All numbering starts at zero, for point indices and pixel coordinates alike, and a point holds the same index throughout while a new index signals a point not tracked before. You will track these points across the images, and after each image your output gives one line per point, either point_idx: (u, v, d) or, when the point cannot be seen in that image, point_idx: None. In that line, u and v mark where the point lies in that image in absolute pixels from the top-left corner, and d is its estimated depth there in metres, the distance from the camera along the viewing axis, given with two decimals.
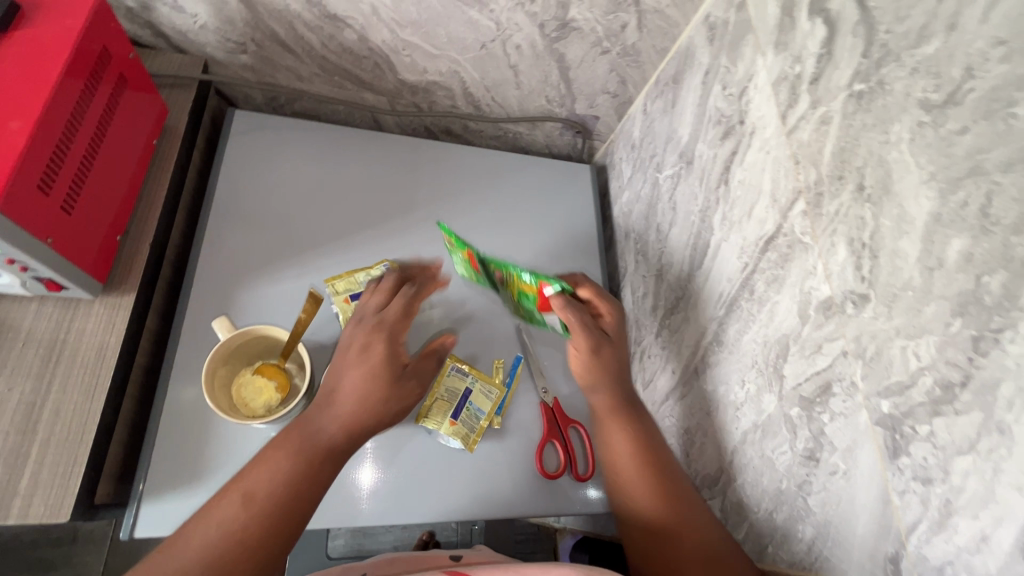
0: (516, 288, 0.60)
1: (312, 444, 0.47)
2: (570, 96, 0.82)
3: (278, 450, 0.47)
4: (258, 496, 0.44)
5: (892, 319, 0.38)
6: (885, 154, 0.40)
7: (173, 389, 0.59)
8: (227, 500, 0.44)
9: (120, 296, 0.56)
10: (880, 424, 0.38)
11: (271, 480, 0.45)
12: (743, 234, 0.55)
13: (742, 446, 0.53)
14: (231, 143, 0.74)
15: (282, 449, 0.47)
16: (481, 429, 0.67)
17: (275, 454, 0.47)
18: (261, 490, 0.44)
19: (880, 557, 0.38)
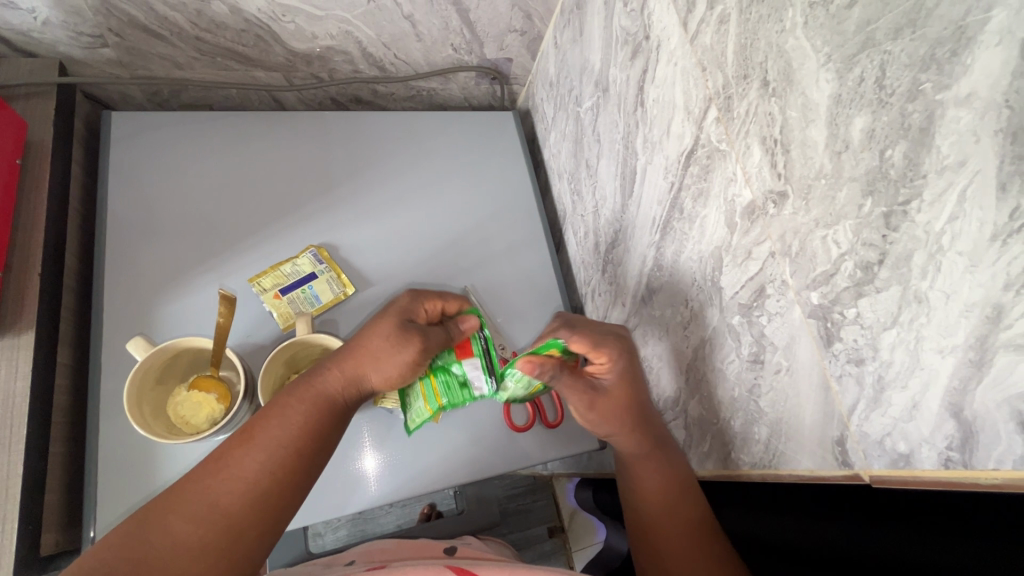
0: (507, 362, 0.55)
1: (297, 448, 0.46)
2: (477, 41, 0.77)
3: (258, 450, 0.45)
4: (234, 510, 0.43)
5: (811, 212, 0.38)
6: (783, 43, 0.38)
7: (106, 422, 0.55)
8: (197, 502, 0.42)
9: (17, 337, 0.51)
10: (813, 316, 0.39)
11: (247, 488, 0.44)
12: (665, 154, 0.54)
13: (695, 363, 0.53)
14: (115, 149, 0.67)
15: (265, 449, 0.45)
16: None
17: (257, 456, 0.45)
18: (234, 499, 0.43)
19: (828, 442, 0.39)
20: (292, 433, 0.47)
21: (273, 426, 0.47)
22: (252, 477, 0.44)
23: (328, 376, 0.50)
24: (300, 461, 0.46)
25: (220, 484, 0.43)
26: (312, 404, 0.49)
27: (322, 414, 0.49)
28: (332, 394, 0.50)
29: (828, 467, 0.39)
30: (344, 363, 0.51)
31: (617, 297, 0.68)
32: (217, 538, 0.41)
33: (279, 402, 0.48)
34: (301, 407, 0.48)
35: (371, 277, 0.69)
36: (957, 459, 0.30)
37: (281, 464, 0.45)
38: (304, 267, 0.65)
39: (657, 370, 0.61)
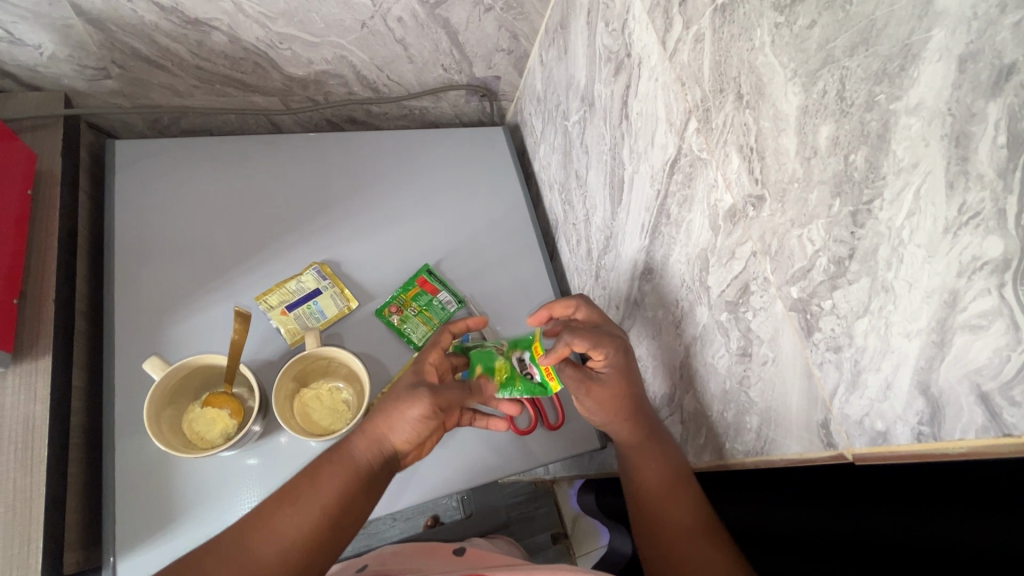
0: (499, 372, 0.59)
1: (328, 516, 0.48)
2: (466, 61, 0.80)
3: (293, 506, 0.48)
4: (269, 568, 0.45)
5: (786, 213, 0.41)
6: (754, 60, 0.42)
7: (121, 441, 0.57)
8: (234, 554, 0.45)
9: (35, 361, 0.52)
10: (794, 309, 0.42)
11: (280, 548, 0.46)
12: (650, 163, 0.57)
13: (689, 359, 0.56)
14: (120, 177, 0.69)
15: (301, 509, 0.48)
16: None
17: (294, 513, 0.47)
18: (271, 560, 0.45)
19: (814, 426, 0.41)
20: (329, 493, 0.49)
21: (308, 485, 0.49)
22: (290, 538, 0.46)
23: (355, 442, 0.52)
24: (332, 523, 0.48)
25: (255, 535, 0.46)
26: (347, 473, 0.50)
27: (352, 482, 0.50)
28: (364, 459, 0.52)
29: (815, 449, 0.42)
30: (369, 429, 0.53)
31: (611, 300, 0.71)
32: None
33: (318, 468, 0.51)
34: (337, 474, 0.50)
35: (373, 291, 0.71)
36: (927, 432, 0.33)
37: (317, 523, 0.47)
38: (309, 283, 0.67)
39: (652, 368, 0.64)
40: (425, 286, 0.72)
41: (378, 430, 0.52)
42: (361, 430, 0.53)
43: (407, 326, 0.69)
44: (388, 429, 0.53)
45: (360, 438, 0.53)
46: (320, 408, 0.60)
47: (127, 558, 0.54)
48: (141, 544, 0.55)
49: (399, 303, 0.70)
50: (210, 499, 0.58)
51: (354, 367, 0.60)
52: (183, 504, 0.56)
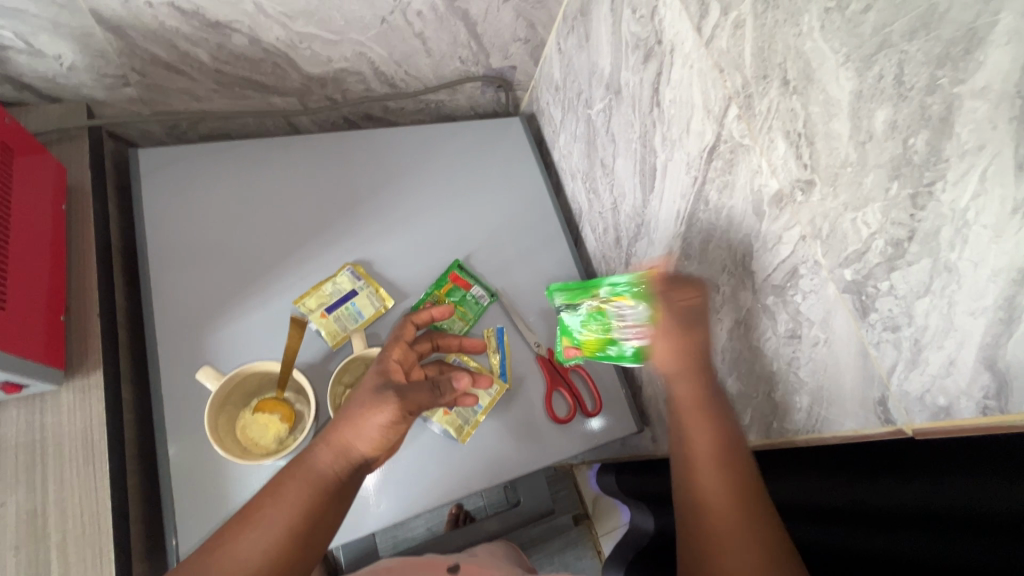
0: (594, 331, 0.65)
1: (289, 539, 0.47)
2: (483, 52, 0.80)
3: (256, 528, 0.47)
4: None
5: (838, 196, 0.42)
6: (801, 46, 0.42)
7: (175, 450, 0.58)
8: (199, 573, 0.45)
9: (87, 377, 0.52)
10: (847, 291, 0.42)
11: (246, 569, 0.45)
12: (686, 151, 0.57)
13: (731, 342, 0.57)
14: (146, 186, 0.69)
15: (264, 530, 0.47)
16: (476, 421, 0.68)
17: (256, 535, 0.47)
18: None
19: (871, 403, 0.43)
20: (294, 511, 0.48)
21: (271, 503, 0.48)
22: (254, 560, 0.46)
23: (318, 454, 0.51)
24: (300, 540, 0.48)
25: (220, 559, 0.45)
26: (311, 487, 0.50)
27: (316, 498, 0.49)
28: (327, 469, 0.51)
29: (872, 425, 0.43)
30: (334, 440, 0.51)
31: None
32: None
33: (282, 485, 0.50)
34: (302, 488, 0.49)
35: (406, 289, 0.72)
36: (994, 406, 0.34)
37: (283, 542, 0.47)
38: (344, 285, 0.67)
39: None
40: (457, 282, 0.72)
41: (343, 441, 0.51)
42: (325, 442, 0.51)
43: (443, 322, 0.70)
44: (352, 440, 0.52)
45: (323, 450, 0.51)
46: None
47: None
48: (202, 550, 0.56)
49: (433, 300, 0.71)
50: None
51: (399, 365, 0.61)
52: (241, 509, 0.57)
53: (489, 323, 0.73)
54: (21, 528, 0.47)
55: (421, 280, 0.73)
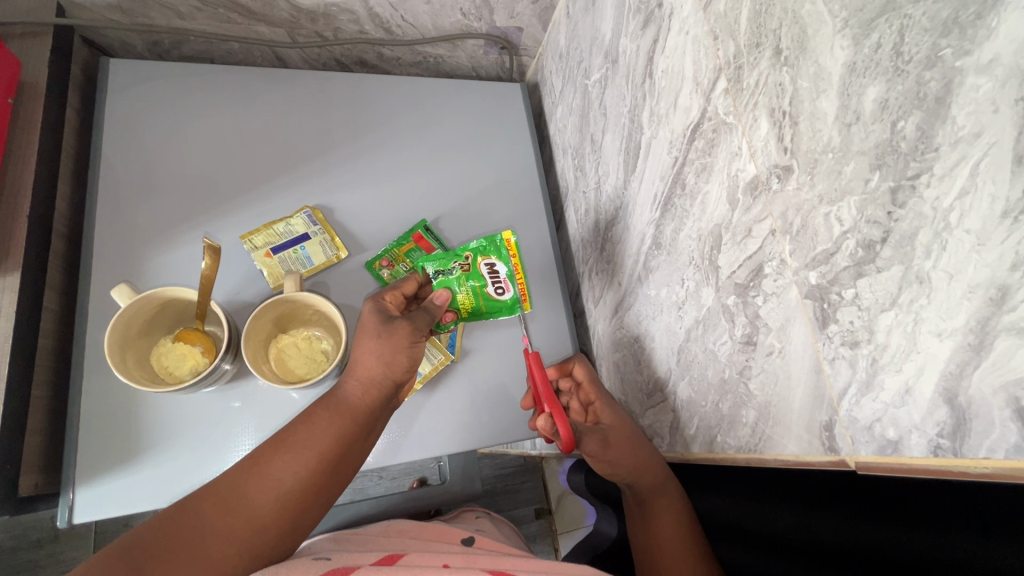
0: (468, 280, 0.63)
1: (326, 463, 0.49)
2: (487, 7, 0.75)
3: (289, 454, 0.48)
4: (264, 515, 0.45)
5: (815, 187, 0.36)
6: (799, 9, 0.37)
7: (91, 370, 0.56)
8: (235, 498, 0.45)
9: (3, 278, 0.50)
10: (809, 296, 0.37)
11: (285, 492, 0.47)
12: (670, 127, 0.52)
13: (687, 343, 0.52)
14: (112, 97, 0.66)
15: (298, 455, 0.48)
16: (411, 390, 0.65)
17: (290, 460, 0.48)
18: (275, 504, 0.46)
19: (816, 427, 0.38)
20: (325, 440, 0.49)
21: (305, 433, 0.49)
22: (287, 483, 0.47)
23: (348, 386, 0.52)
24: (329, 469, 0.49)
25: (250, 478, 0.46)
26: (343, 417, 0.51)
27: (348, 423, 0.51)
28: (359, 400, 0.52)
29: (815, 452, 0.38)
30: (359, 371, 0.53)
31: (614, 277, 0.66)
32: (246, 534, 0.44)
33: (314, 414, 0.50)
34: (330, 417, 0.50)
35: (365, 243, 0.68)
36: (947, 446, 0.29)
37: (314, 471, 0.48)
38: (298, 227, 0.64)
39: (648, 351, 0.59)
40: (420, 243, 0.68)
41: (367, 370, 0.52)
42: (352, 374, 0.52)
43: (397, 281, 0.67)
44: (378, 371, 0.53)
45: (350, 380, 0.52)
46: (297, 355, 0.57)
47: (91, 488, 0.54)
48: (102, 477, 0.54)
49: (390, 258, 0.67)
50: (177, 435, 0.56)
51: (334, 315, 0.58)
52: (151, 440, 0.56)
53: None
54: None
55: (382, 236, 0.69)
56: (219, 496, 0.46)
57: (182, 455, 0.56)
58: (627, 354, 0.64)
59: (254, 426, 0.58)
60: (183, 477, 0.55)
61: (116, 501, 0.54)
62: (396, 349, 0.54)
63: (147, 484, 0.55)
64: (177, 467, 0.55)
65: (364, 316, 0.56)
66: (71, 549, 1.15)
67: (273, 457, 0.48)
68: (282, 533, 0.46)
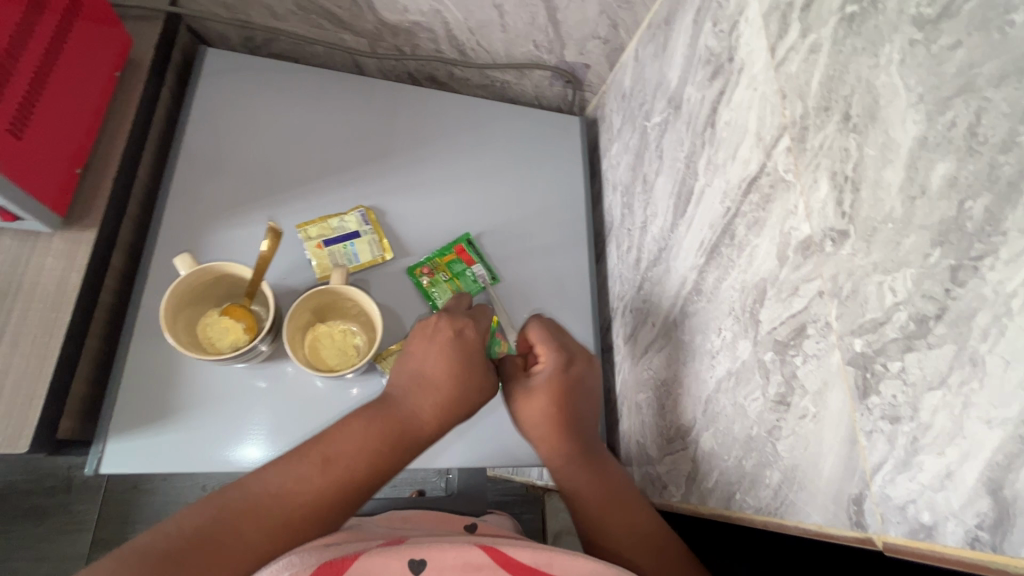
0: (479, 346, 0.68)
1: (374, 480, 0.49)
2: (559, 42, 0.78)
3: (337, 468, 0.48)
4: (304, 527, 0.46)
5: (870, 255, 0.36)
6: (874, 79, 0.37)
7: (141, 330, 0.59)
8: (274, 504, 0.45)
9: (81, 231, 0.54)
10: (852, 363, 0.36)
11: (325, 508, 0.46)
12: (726, 177, 0.53)
13: (716, 394, 0.51)
14: (203, 83, 0.71)
15: (347, 471, 0.48)
16: None
17: (336, 474, 0.47)
18: (315, 518, 0.46)
19: (844, 500, 0.36)
20: (377, 459, 0.49)
21: (351, 450, 0.49)
22: (331, 497, 0.47)
23: (417, 411, 0.51)
24: (374, 487, 0.49)
25: (298, 492, 0.46)
26: (400, 440, 0.50)
27: (409, 448, 0.51)
28: (424, 426, 0.52)
29: (839, 525, 0.37)
30: (440, 399, 0.52)
31: (649, 316, 0.66)
32: (284, 544, 0.45)
33: (371, 426, 0.50)
34: (387, 445, 0.50)
35: (410, 248, 0.70)
36: (985, 540, 0.28)
37: (357, 488, 0.48)
38: (350, 224, 0.67)
39: (674, 396, 0.58)
40: (461, 255, 0.70)
41: (445, 402, 0.52)
42: (430, 398, 0.52)
43: (434, 290, 0.68)
44: (459, 402, 0.53)
45: (426, 404, 0.52)
46: (330, 346, 0.59)
47: (118, 441, 0.56)
48: (132, 433, 0.56)
49: (431, 266, 0.69)
50: (207, 404, 0.58)
51: (374, 313, 0.60)
52: (183, 405, 0.58)
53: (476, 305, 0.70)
54: None
55: (427, 244, 0.71)
56: (263, 508, 0.45)
57: (209, 425, 0.58)
58: (652, 397, 0.63)
59: (280, 407, 0.59)
60: (205, 444, 0.57)
61: (141, 459, 0.56)
62: (482, 392, 0.54)
63: (171, 448, 0.57)
64: (202, 435, 0.57)
65: (467, 331, 0.55)
66: (78, 502, 1.18)
67: (322, 464, 0.47)
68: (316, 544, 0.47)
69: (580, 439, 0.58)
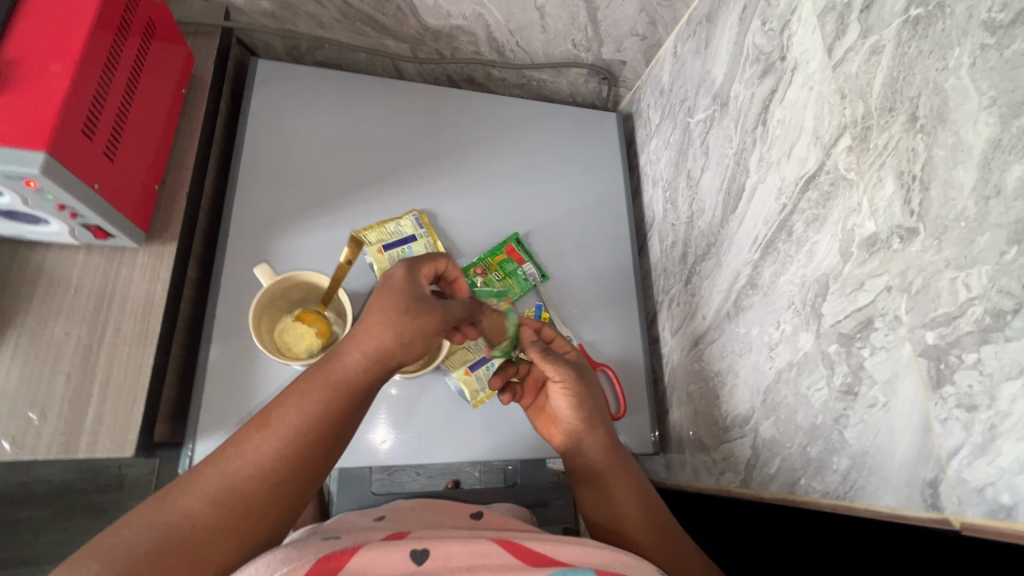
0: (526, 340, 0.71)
1: (310, 442, 0.42)
2: (597, 40, 0.79)
3: (262, 435, 0.41)
4: (241, 501, 0.39)
5: (942, 251, 0.38)
6: (942, 81, 0.39)
7: (218, 337, 0.62)
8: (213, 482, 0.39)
9: (163, 246, 0.56)
10: (924, 355, 0.38)
11: (256, 477, 0.40)
12: (781, 175, 0.54)
13: (776, 384, 0.53)
14: (255, 94, 0.73)
15: (273, 435, 0.41)
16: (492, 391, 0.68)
17: (260, 440, 0.41)
18: (246, 489, 0.40)
19: (919, 483, 0.38)
20: (305, 419, 0.42)
21: (290, 416, 0.42)
22: (255, 465, 0.40)
23: (345, 361, 0.44)
24: (316, 449, 0.42)
25: (231, 474, 0.40)
26: (330, 394, 0.43)
27: (340, 401, 0.43)
28: (354, 376, 0.44)
29: (913, 507, 0.39)
30: (365, 344, 0.44)
31: (698, 308, 0.68)
32: (224, 524, 0.38)
33: (292, 389, 0.43)
34: (321, 400, 0.42)
35: (462, 249, 0.73)
36: None
37: (289, 452, 0.41)
38: (406, 228, 0.69)
39: (729, 386, 0.61)
40: (512, 255, 0.73)
41: (378, 344, 0.44)
42: (354, 345, 0.44)
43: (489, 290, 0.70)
44: (390, 343, 0.45)
45: (351, 351, 0.44)
46: None
47: (206, 441, 0.59)
48: (218, 434, 0.59)
49: (484, 266, 0.71)
50: None
51: None
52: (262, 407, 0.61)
53: (528, 303, 0.73)
54: (75, 360, 0.51)
55: (478, 244, 0.73)
56: (208, 492, 0.39)
57: None
58: (705, 387, 0.65)
59: None
60: None
61: None
62: (420, 330, 0.46)
63: None
64: None
65: (393, 274, 0.48)
66: (132, 498, 1.23)
67: (244, 435, 0.42)
68: (265, 520, 0.40)
69: (614, 436, 0.59)
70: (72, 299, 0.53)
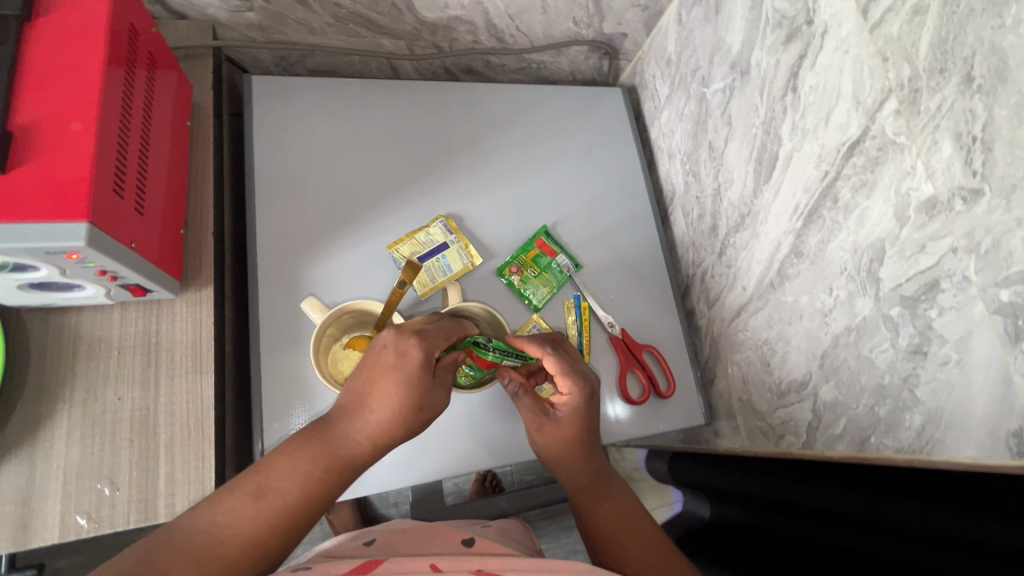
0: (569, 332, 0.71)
1: (300, 512, 0.43)
2: (598, 15, 0.77)
3: (257, 495, 0.42)
4: (221, 554, 0.39)
5: (1012, 211, 0.38)
6: (998, 40, 0.38)
7: (269, 373, 0.60)
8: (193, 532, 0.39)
9: (198, 292, 0.55)
10: (998, 312, 0.40)
11: (246, 536, 0.40)
12: (819, 142, 0.54)
13: (835, 349, 0.54)
14: (256, 113, 0.69)
15: (271, 496, 0.42)
16: None
17: (254, 496, 0.42)
18: (232, 545, 0.40)
19: (1002, 434, 0.40)
20: (301, 486, 0.43)
21: (287, 481, 0.43)
22: (244, 524, 0.41)
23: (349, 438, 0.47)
24: (303, 518, 0.43)
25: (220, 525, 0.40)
26: (327, 468, 0.45)
27: (334, 478, 0.45)
28: (357, 453, 0.47)
29: (998, 456, 0.41)
30: (368, 422, 0.47)
31: (738, 279, 0.68)
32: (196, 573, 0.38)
33: (298, 452, 0.45)
34: (321, 473, 0.45)
35: (493, 249, 0.72)
36: None
37: (279, 515, 0.42)
38: (436, 236, 0.68)
39: (781, 353, 0.62)
40: (544, 249, 0.72)
41: (380, 423, 0.47)
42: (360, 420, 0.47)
43: (527, 288, 0.70)
44: (391, 423, 0.47)
45: (358, 428, 0.47)
46: None
47: None
48: None
49: (519, 264, 0.70)
50: None
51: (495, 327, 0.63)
52: None
53: (566, 294, 0.72)
54: (135, 423, 0.50)
55: (508, 241, 0.72)
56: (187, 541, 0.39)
57: None
58: (754, 355, 0.66)
59: None
60: None
61: None
62: (408, 409, 0.48)
63: None
64: None
65: (409, 349, 0.48)
66: None
67: (236, 488, 0.42)
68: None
69: (598, 468, 0.58)
70: (118, 360, 0.52)
